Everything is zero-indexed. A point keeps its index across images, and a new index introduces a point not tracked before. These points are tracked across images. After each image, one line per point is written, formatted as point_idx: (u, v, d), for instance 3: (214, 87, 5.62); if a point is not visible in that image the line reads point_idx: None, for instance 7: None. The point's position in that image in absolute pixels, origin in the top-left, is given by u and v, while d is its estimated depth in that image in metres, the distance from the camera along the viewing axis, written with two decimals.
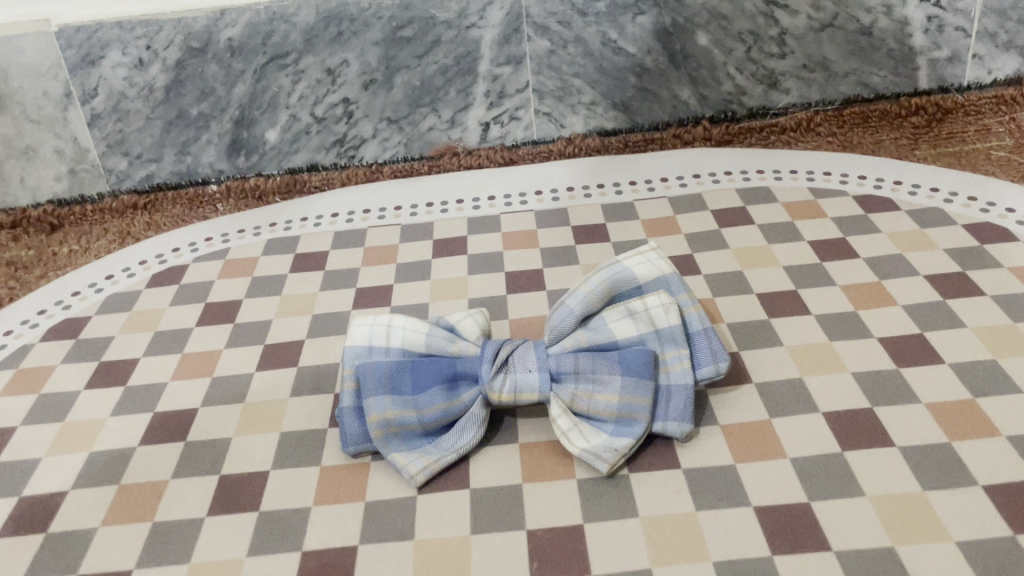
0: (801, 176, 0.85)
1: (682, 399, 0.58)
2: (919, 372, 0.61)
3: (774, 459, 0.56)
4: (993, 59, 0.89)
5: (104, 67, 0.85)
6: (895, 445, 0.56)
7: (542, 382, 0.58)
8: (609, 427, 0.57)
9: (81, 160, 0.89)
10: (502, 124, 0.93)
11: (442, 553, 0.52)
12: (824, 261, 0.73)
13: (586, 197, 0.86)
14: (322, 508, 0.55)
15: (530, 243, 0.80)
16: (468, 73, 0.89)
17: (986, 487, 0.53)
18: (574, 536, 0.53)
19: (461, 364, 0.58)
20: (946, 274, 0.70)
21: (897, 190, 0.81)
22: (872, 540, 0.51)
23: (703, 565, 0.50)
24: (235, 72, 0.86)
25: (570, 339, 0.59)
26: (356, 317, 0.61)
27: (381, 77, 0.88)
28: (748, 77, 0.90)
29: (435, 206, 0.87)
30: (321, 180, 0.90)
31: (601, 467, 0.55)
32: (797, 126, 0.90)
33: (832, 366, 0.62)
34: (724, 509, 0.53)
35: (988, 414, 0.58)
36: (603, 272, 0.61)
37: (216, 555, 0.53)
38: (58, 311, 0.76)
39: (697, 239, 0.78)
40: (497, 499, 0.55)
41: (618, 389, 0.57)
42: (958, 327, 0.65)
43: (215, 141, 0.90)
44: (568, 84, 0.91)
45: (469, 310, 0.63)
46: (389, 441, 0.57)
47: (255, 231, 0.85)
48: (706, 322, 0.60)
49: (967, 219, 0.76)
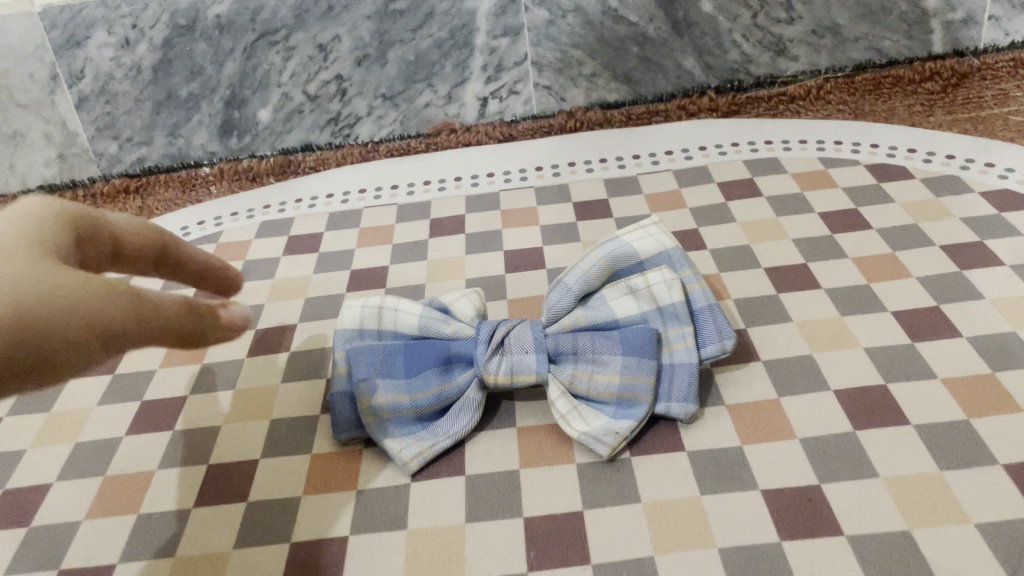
0: (811, 146, 0.82)
1: (687, 378, 0.55)
2: (936, 346, 0.59)
3: (782, 439, 0.54)
4: (1010, 20, 0.85)
5: (90, 47, 0.83)
6: (910, 423, 0.54)
7: (540, 363, 0.55)
8: (610, 409, 0.55)
9: (70, 144, 0.88)
10: (501, 99, 0.90)
11: (434, 544, 0.50)
12: (834, 233, 0.70)
13: (587, 171, 0.84)
14: (311, 498, 0.53)
15: (530, 220, 0.78)
16: (464, 46, 0.86)
17: (1007, 466, 0.50)
18: (573, 523, 0.50)
19: (454, 346, 0.56)
20: (963, 244, 0.67)
21: (911, 159, 0.78)
22: (887, 524, 0.48)
23: (708, 552, 0.48)
24: (224, 51, 0.84)
25: (569, 319, 0.57)
26: (346, 301, 0.60)
27: (374, 52, 0.85)
28: (755, 45, 0.87)
29: (432, 184, 0.85)
30: (316, 160, 0.89)
31: (602, 450, 0.53)
32: (806, 95, 0.88)
33: (843, 342, 0.60)
34: (730, 492, 0.51)
35: (1008, 389, 0.55)
36: (601, 248, 0.59)
37: (202, 549, 0.51)
38: None
39: (702, 213, 0.75)
40: (493, 486, 0.53)
41: (619, 368, 0.55)
42: (976, 299, 0.62)
43: (206, 122, 0.87)
44: (568, 56, 0.87)
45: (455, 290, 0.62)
46: (382, 427, 0.55)
47: (248, 214, 0.83)
48: (711, 298, 0.58)
49: (985, 186, 0.73)
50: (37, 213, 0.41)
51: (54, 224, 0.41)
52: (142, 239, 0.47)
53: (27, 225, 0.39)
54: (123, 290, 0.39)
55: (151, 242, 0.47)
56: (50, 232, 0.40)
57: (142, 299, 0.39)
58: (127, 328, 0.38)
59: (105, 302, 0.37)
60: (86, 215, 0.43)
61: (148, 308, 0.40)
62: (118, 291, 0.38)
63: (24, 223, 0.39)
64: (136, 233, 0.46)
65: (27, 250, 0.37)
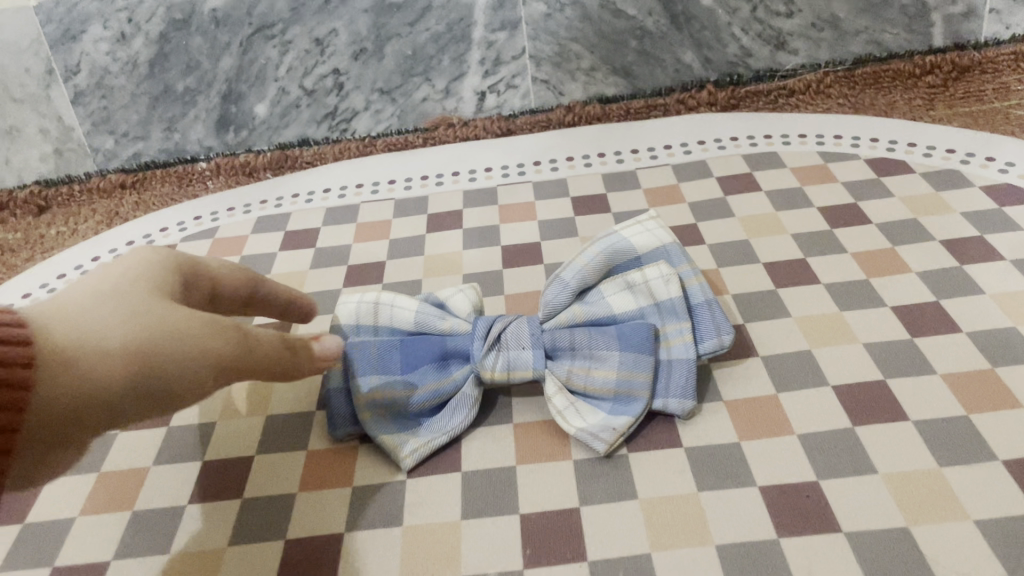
0: (811, 140, 0.82)
1: (685, 374, 0.55)
2: (935, 341, 0.58)
3: (780, 435, 0.53)
4: (1010, 14, 0.85)
5: (85, 42, 0.82)
6: (909, 419, 0.53)
7: (537, 359, 0.55)
8: (607, 405, 0.55)
9: (66, 139, 0.88)
10: (498, 93, 0.90)
11: (430, 542, 0.50)
12: (833, 228, 0.70)
13: (586, 166, 0.83)
14: (307, 495, 0.53)
15: (528, 215, 0.77)
16: (461, 39, 0.86)
17: (1006, 462, 0.50)
18: (570, 519, 0.50)
19: (451, 343, 0.56)
20: (963, 238, 0.67)
21: (910, 152, 0.78)
22: (885, 520, 0.48)
23: (705, 548, 0.48)
24: (220, 45, 0.83)
25: (565, 314, 0.57)
26: (342, 296, 0.60)
27: (371, 46, 0.85)
28: (754, 38, 0.86)
29: (430, 178, 0.84)
30: (313, 155, 0.89)
31: (598, 447, 0.52)
32: (806, 89, 0.87)
33: (842, 337, 0.59)
34: (727, 489, 0.51)
35: (1008, 384, 0.55)
36: (598, 243, 0.58)
37: (197, 546, 0.51)
38: (43, 294, 0.75)
39: (701, 207, 0.75)
40: (489, 482, 0.53)
41: (616, 364, 0.54)
42: (976, 294, 0.62)
43: (202, 116, 0.87)
44: (567, 49, 0.87)
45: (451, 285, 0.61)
46: (377, 423, 0.54)
47: (245, 209, 0.83)
48: (708, 294, 0.57)
49: (985, 180, 0.73)
50: (157, 256, 0.46)
51: (171, 266, 0.46)
52: (239, 285, 0.52)
53: (164, 261, 0.46)
54: (251, 328, 0.45)
55: (247, 283, 0.52)
56: (165, 276, 0.45)
57: (249, 337, 0.44)
58: (250, 361, 0.44)
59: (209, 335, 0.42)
60: (191, 261, 0.48)
61: (251, 346, 0.44)
62: (222, 326, 0.43)
63: (143, 266, 0.44)
64: (234, 279, 0.51)
65: (149, 295, 0.42)
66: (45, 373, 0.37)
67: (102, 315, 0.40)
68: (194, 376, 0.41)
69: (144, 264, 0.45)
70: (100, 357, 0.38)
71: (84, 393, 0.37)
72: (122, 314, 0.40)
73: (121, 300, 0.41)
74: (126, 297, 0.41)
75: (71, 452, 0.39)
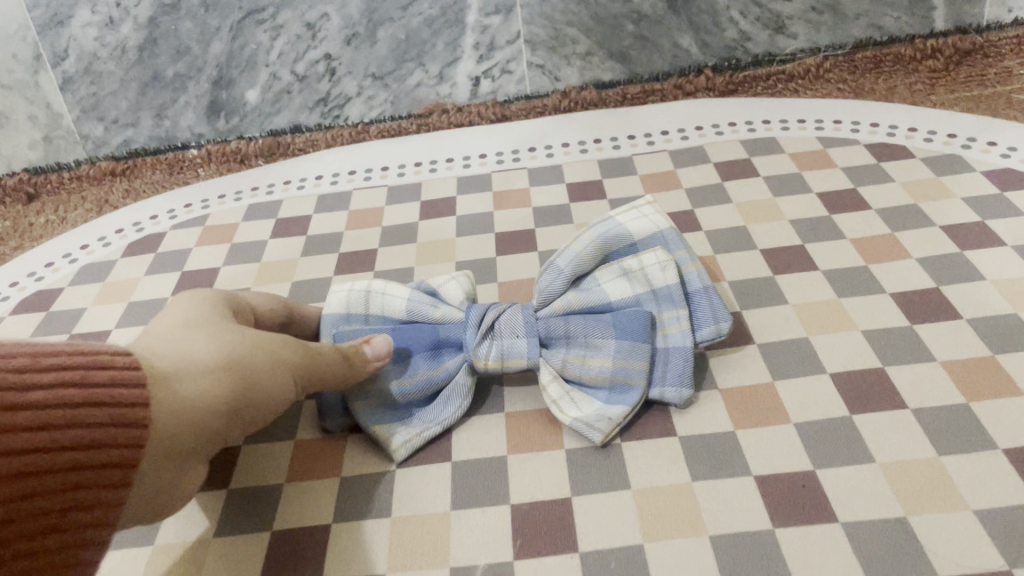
0: (810, 126, 0.80)
1: (681, 361, 0.54)
2: (935, 328, 0.57)
3: (776, 423, 0.52)
4: None
5: (73, 27, 0.81)
6: (908, 407, 0.52)
7: (531, 347, 0.54)
8: (603, 394, 0.54)
9: (55, 126, 0.86)
10: (493, 78, 0.88)
11: (420, 532, 0.49)
12: (832, 214, 0.69)
13: (582, 152, 0.82)
14: (295, 485, 0.52)
15: (523, 202, 0.76)
16: (455, 24, 0.84)
17: (1007, 451, 0.49)
18: (562, 509, 0.49)
19: (443, 332, 0.55)
20: (964, 224, 0.66)
21: (911, 137, 0.77)
22: (883, 510, 0.47)
23: (699, 539, 0.47)
24: (210, 30, 0.82)
25: (560, 301, 0.55)
26: (333, 284, 0.59)
27: (363, 30, 0.84)
28: (753, 22, 0.84)
29: (423, 165, 0.83)
30: (304, 142, 0.88)
31: (594, 437, 0.51)
32: (805, 74, 0.86)
33: (840, 325, 0.58)
34: (722, 478, 0.50)
35: (1008, 371, 0.54)
36: (595, 229, 0.57)
37: (182, 537, 0.50)
38: (31, 283, 0.74)
39: (698, 193, 0.74)
40: (480, 472, 0.52)
41: (612, 352, 0.53)
42: (977, 280, 0.60)
43: (193, 103, 0.86)
44: (562, 33, 0.85)
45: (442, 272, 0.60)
46: (368, 413, 0.53)
47: (235, 196, 0.82)
48: (706, 280, 0.56)
49: (986, 165, 0.72)
50: (215, 295, 0.52)
51: (230, 303, 0.52)
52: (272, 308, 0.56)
53: (223, 298, 0.52)
54: (311, 341, 0.51)
55: (277, 311, 0.56)
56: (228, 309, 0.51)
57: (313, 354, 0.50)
58: (318, 371, 0.50)
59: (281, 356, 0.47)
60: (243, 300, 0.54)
61: (316, 360, 0.49)
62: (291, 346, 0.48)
63: (209, 304, 0.50)
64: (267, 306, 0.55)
65: (223, 324, 0.48)
66: (164, 386, 0.41)
67: (191, 341, 0.45)
68: (276, 385, 0.46)
69: (206, 299, 0.50)
70: (203, 370, 0.43)
71: (198, 401, 0.42)
72: (208, 337, 0.46)
73: (203, 329, 0.46)
74: (205, 327, 0.47)
75: (186, 476, 0.43)
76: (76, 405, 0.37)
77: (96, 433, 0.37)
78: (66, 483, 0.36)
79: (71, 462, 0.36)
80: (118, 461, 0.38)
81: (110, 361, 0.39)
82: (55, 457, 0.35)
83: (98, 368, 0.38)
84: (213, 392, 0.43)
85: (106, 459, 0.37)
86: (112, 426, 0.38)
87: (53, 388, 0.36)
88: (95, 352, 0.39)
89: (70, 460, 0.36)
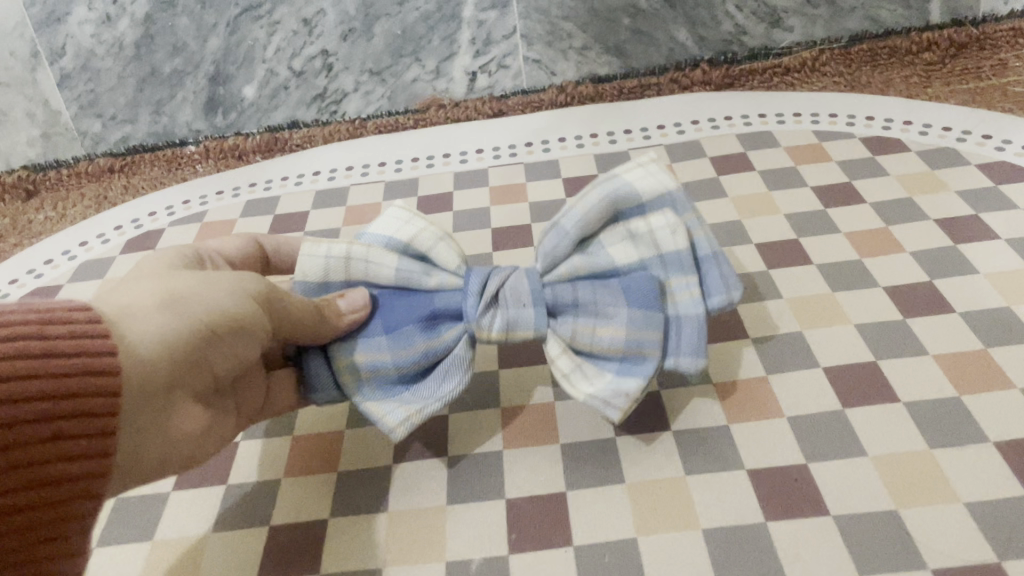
0: (806, 119, 0.80)
1: (695, 330, 0.52)
2: (928, 323, 0.57)
3: (768, 418, 0.53)
4: None
5: (71, 24, 0.81)
6: (901, 401, 0.53)
7: (539, 319, 0.51)
8: (615, 366, 0.52)
9: (53, 123, 0.87)
10: (490, 73, 0.89)
11: (416, 527, 0.49)
12: (827, 208, 0.69)
13: (579, 146, 0.82)
14: (293, 481, 0.53)
15: (518, 197, 0.76)
16: (451, 19, 0.85)
17: (998, 445, 0.49)
18: (556, 504, 0.50)
19: (439, 300, 0.53)
20: (958, 218, 0.66)
21: (907, 131, 0.77)
22: (874, 504, 0.47)
23: (691, 533, 0.47)
24: (207, 26, 0.82)
25: (564, 266, 0.53)
26: (303, 243, 0.54)
27: (360, 26, 0.84)
28: (748, 16, 0.85)
29: (420, 161, 0.83)
30: (302, 137, 0.87)
31: (613, 414, 0.49)
32: (802, 67, 0.86)
33: (834, 319, 0.59)
34: (715, 473, 0.50)
35: (1001, 365, 0.54)
36: (601, 186, 0.53)
37: (180, 533, 0.51)
38: (30, 280, 0.74)
39: (693, 188, 0.74)
40: (475, 467, 0.52)
41: (624, 322, 0.51)
42: (970, 274, 0.61)
43: (190, 99, 0.86)
44: (558, 28, 0.86)
45: (420, 225, 0.55)
46: (361, 389, 0.52)
47: (234, 192, 0.82)
48: (715, 245, 0.54)
49: (981, 158, 0.72)
50: (172, 252, 0.51)
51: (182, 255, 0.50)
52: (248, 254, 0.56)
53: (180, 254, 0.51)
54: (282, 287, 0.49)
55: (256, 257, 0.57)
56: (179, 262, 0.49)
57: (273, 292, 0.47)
58: (291, 310, 0.48)
59: (234, 292, 0.45)
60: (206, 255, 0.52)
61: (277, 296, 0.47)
62: (246, 283, 0.46)
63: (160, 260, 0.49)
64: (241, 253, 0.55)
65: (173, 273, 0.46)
66: (117, 322, 0.41)
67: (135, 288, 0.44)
68: (243, 316, 0.45)
69: (168, 255, 0.50)
70: (151, 308, 0.42)
71: (158, 334, 0.41)
72: (162, 279, 0.45)
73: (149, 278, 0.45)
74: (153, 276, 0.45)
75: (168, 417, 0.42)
76: (38, 357, 0.36)
77: (66, 385, 0.36)
78: (42, 436, 0.36)
79: (45, 414, 0.36)
80: (92, 411, 0.37)
81: (66, 316, 0.38)
82: (26, 411, 0.35)
83: (56, 322, 0.38)
84: (176, 325, 0.42)
85: (78, 411, 0.37)
86: (80, 376, 0.37)
87: (11, 342, 0.36)
88: (53, 309, 0.39)
89: (39, 412, 0.36)
